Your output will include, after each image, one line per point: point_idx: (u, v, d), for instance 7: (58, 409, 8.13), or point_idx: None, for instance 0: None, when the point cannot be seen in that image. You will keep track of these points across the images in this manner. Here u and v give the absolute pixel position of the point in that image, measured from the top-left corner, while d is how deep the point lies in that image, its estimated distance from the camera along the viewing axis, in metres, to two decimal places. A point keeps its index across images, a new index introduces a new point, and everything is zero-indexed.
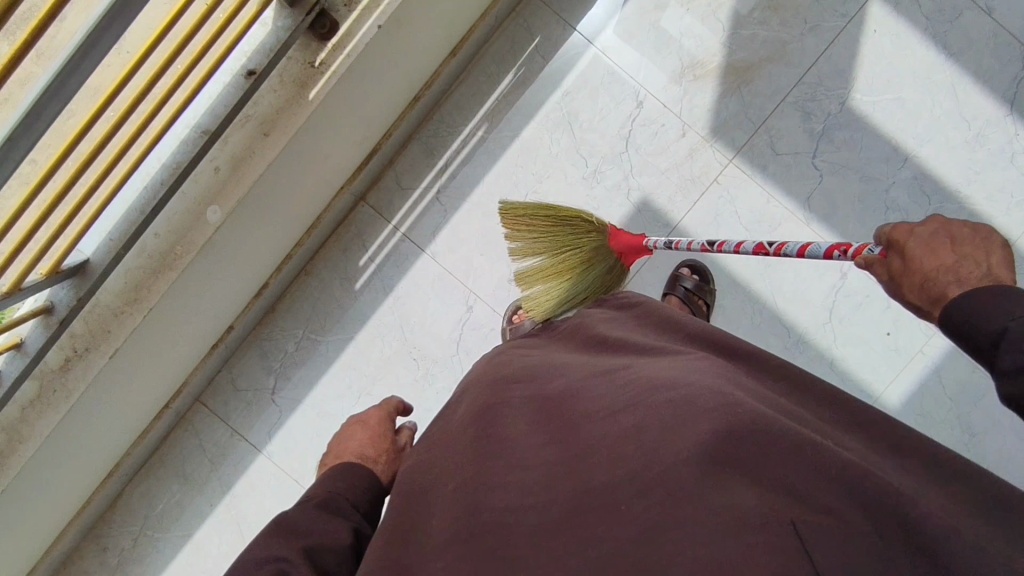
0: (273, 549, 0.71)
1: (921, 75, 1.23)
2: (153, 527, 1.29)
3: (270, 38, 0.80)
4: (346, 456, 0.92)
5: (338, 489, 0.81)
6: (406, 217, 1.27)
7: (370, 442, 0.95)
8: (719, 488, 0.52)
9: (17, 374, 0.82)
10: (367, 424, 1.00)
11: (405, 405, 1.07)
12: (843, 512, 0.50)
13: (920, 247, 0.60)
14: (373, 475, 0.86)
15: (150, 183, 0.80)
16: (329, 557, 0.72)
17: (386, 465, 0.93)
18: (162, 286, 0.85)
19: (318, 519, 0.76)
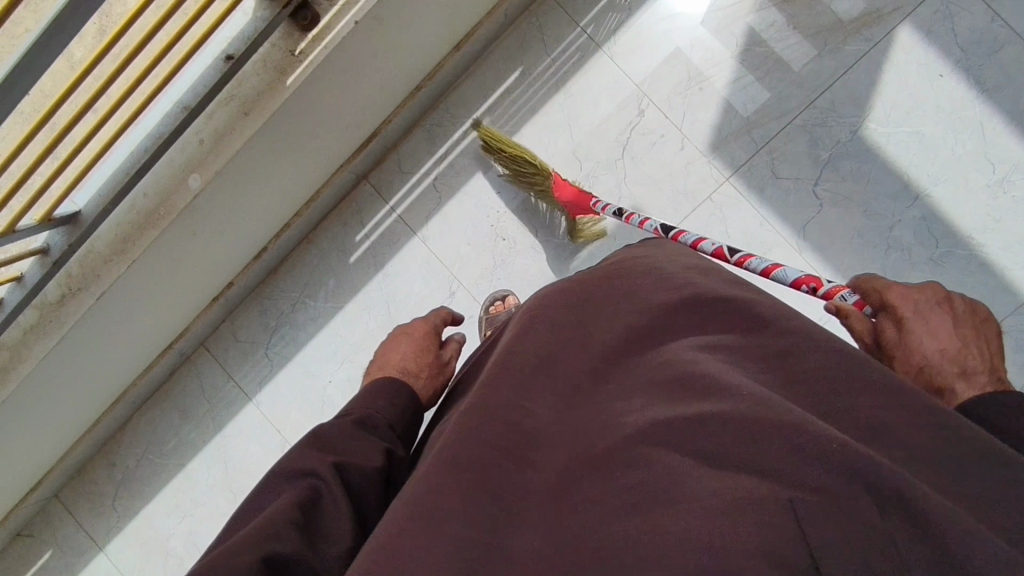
0: (305, 461, 0.70)
1: (946, 109, 1.16)
2: (153, 451, 1.44)
3: (249, 26, 0.86)
4: (388, 368, 0.95)
5: (375, 409, 0.81)
6: (402, 200, 1.33)
7: (413, 356, 0.99)
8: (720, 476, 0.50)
9: (16, 303, 0.95)
10: (411, 336, 1.03)
11: (452, 316, 1.10)
12: (841, 491, 0.46)
13: (918, 323, 0.68)
14: (412, 396, 0.86)
15: (137, 149, 0.89)
16: (356, 474, 0.70)
17: (426, 380, 0.96)
18: (145, 241, 0.95)
19: (350, 437, 0.75)
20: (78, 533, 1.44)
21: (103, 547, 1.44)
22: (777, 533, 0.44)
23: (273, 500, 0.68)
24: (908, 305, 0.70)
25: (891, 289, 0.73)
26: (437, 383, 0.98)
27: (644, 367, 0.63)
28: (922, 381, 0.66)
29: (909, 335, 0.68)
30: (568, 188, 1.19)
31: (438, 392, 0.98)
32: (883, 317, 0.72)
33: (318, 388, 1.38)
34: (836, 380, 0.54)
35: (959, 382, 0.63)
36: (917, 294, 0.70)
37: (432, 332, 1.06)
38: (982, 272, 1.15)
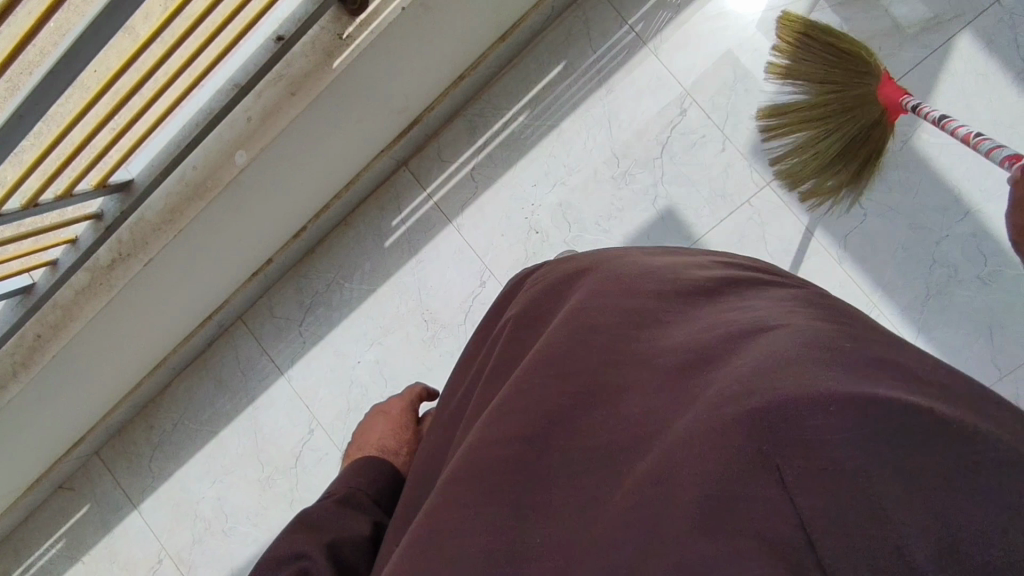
0: (294, 546, 0.70)
1: (1004, 122, 1.12)
2: (188, 418, 1.50)
3: (301, 9, 0.89)
4: (369, 450, 0.96)
5: (357, 485, 0.83)
6: (439, 187, 1.35)
7: (391, 435, 0.99)
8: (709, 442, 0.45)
9: (70, 264, 1.00)
10: (389, 416, 1.05)
11: (427, 390, 1.11)
12: (852, 461, 0.40)
13: None
14: (392, 470, 0.88)
15: (189, 124, 0.92)
16: (348, 547, 0.72)
17: (407, 456, 0.95)
18: (193, 211, 0.99)
19: (337, 516, 0.76)
20: (115, 491, 1.51)
21: (137, 506, 1.50)
22: (773, 509, 0.41)
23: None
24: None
25: None
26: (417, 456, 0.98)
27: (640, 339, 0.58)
28: None
29: None
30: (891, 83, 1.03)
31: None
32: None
33: (348, 367, 1.41)
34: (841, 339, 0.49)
35: None
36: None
37: (410, 408, 1.07)
38: None
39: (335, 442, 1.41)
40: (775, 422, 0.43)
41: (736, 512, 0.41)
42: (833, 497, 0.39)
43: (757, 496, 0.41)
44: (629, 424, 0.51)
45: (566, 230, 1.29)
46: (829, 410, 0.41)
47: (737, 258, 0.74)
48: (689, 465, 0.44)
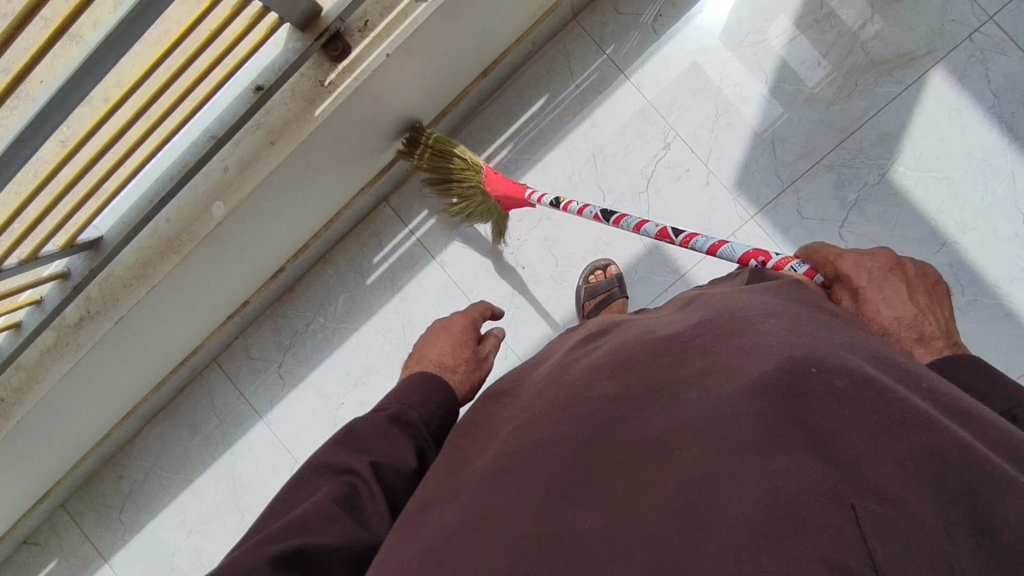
0: (342, 461, 0.69)
1: (977, 156, 1.15)
2: (162, 466, 1.43)
3: (279, 58, 0.85)
4: (426, 360, 0.89)
5: (412, 403, 0.77)
6: (422, 223, 1.32)
7: (451, 350, 0.92)
8: (781, 451, 0.45)
9: (35, 326, 0.95)
10: (450, 331, 0.97)
11: (489, 313, 1.05)
12: (914, 500, 0.41)
13: (877, 296, 0.67)
14: (451, 393, 0.82)
15: (162, 176, 0.88)
16: (394, 474, 0.70)
17: (462, 377, 0.89)
18: (166, 266, 0.94)
19: (387, 435, 0.72)
20: (84, 545, 1.43)
21: (109, 560, 1.43)
22: (836, 531, 0.40)
23: (311, 490, 0.67)
24: (862, 274, 0.69)
25: (846, 262, 0.72)
26: (474, 378, 0.91)
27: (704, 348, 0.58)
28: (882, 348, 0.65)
29: (868, 303, 0.67)
30: (499, 182, 1.17)
31: (474, 392, 0.91)
32: (839, 288, 0.72)
33: (330, 410, 1.37)
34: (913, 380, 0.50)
35: (917, 347, 0.63)
36: (877, 266, 0.69)
37: (470, 328, 1.00)
38: (1009, 321, 1.14)
39: None
40: (847, 440, 0.45)
41: (795, 510, 0.42)
42: (894, 527, 0.40)
43: (819, 503, 0.42)
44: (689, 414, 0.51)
45: (553, 264, 1.28)
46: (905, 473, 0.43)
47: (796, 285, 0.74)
48: (756, 464, 0.44)
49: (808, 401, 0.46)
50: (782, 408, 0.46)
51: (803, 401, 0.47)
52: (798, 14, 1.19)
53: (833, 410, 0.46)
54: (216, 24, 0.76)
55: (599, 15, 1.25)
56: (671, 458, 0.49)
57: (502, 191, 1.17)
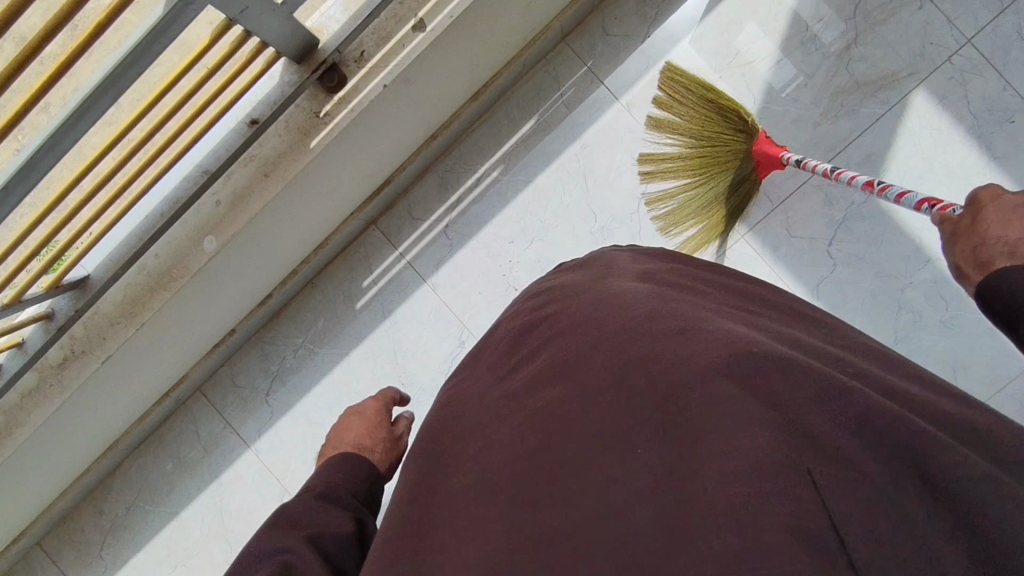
0: (276, 540, 0.68)
1: (958, 176, 1.18)
2: (145, 499, 1.38)
3: (276, 91, 0.82)
4: (343, 444, 0.92)
5: (337, 480, 0.80)
6: (413, 246, 1.30)
7: (367, 431, 0.96)
8: (731, 419, 0.44)
9: (16, 369, 0.91)
10: (363, 414, 1.00)
11: (402, 395, 1.07)
12: (863, 459, 0.41)
13: (997, 215, 0.66)
14: (373, 468, 0.85)
15: (152, 213, 0.84)
16: (332, 542, 0.69)
17: (382, 455, 0.92)
18: (155, 303, 0.91)
19: (316, 510, 0.74)
20: None
21: None
22: (799, 501, 0.40)
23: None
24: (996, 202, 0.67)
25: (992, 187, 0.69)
26: (393, 456, 0.94)
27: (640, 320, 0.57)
28: (977, 261, 0.66)
29: (985, 223, 0.66)
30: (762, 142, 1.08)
31: (395, 468, 0.94)
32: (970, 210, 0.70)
33: (321, 437, 1.34)
34: (839, 355, 0.51)
35: (1003, 257, 0.62)
36: (1017, 196, 0.65)
37: (384, 408, 1.03)
38: (990, 334, 1.17)
39: None
40: (791, 405, 0.44)
41: (756, 488, 0.41)
42: (849, 488, 0.40)
43: (777, 471, 0.41)
44: (638, 399, 0.50)
45: None
46: (852, 429, 0.42)
47: (725, 272, 0.75)
48: (713, 444, 0.44)
49: (750, 370, 0.45)
50: (727, 383, 0.45)
51: (744, 371, 0.46)
52: (784, 36, 1.21)
53: (775, 379, 0.45)
54: (215, 60, 0.74)
55: (588, 36, 1.25)
56: (632, 450, 0.49)
57: (762, 153, 1.08)
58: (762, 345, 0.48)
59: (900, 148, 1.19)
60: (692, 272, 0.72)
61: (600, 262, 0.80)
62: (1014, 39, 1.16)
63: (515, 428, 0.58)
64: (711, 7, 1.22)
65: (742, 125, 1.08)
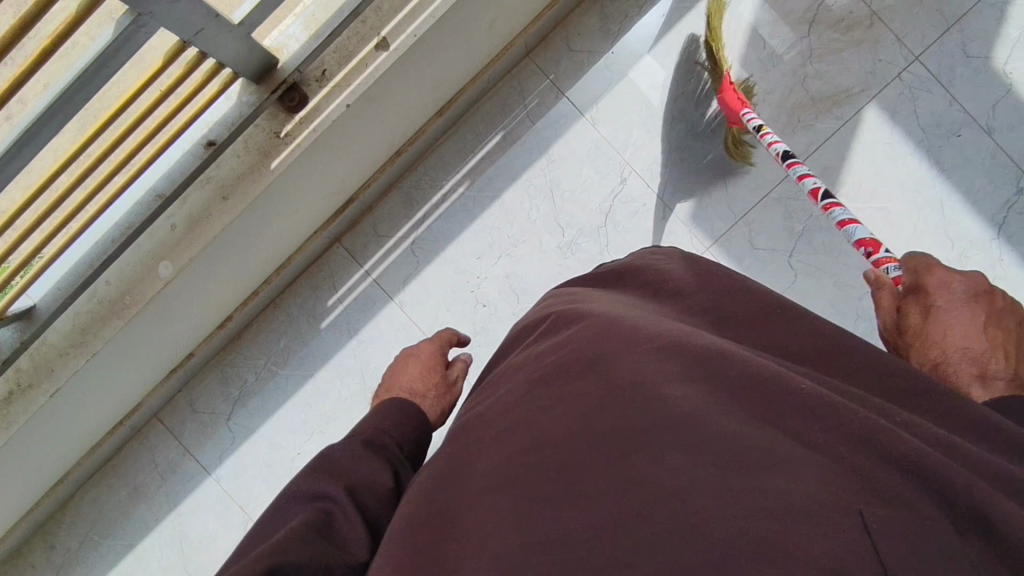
0: (318, 487, 0.67)
1: (910, 188, 1.22)
2: (100, 533, 1.32)
3: (233, 112, 0.80)
4: (396, 388, 0.90)
5: (383, 427, 0.76)
6: (378, 264, 1.28)
7: (420, 377, 0.92)
8: (781, 470, 0.46)
9: None
10: (419, 358, 0.96)
11: (461, 337, 1.01)
12: (914, 502, 0.43)
13: (949, 316, 0.64)
14: (422, 417, 0.81)
15: (103, 239, 0.81)
16: (371, 498, 0.67)
17: (433, 402, 0.89)
18: (108, 331, 0.87)
19: (362, 456, 0.71)
20: None
21: None
22: (848, 540, 0.41)
23: (286, 520, 0.64)
24: (944, 294, 0.65)
25: (929, 269, 0.68)
26: (445, 404, 0.91)
27: (688, 355, 0.58)
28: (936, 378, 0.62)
29: (939, 323, 0.64)
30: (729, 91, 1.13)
31: (448, 416, 0.91)
32: (909, 303, 0.68)
33: (286, 461, 1.30)
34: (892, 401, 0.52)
35: (975, 385, 0.59)
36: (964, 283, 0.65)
37: (439, 354, 0.98)
38: None
39: None
40: (831, 448, 0.47)
41: (799, 523, 0.42)
42: (898, 530, 0.41)
43: (824, 517, 0.42)
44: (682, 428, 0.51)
45: (514, 301, 1.26)
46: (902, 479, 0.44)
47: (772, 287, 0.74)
48: (755, 480, 0.46)
49: (792, 421, 0.49)
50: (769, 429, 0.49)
51: (787, 422, 0.49)
52: (744, 53, 1.23)
53: (817, 427, 0.48)
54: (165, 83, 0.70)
55: (551, 52, 1.25)
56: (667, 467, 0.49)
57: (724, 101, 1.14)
58: (807, 388, 0.51)
59: (855, 162, 1.22)
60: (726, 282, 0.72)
61: (642, 269, 0.80)
62: (958, 56, 1.21)
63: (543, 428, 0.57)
64: (671, 24, 1.24)
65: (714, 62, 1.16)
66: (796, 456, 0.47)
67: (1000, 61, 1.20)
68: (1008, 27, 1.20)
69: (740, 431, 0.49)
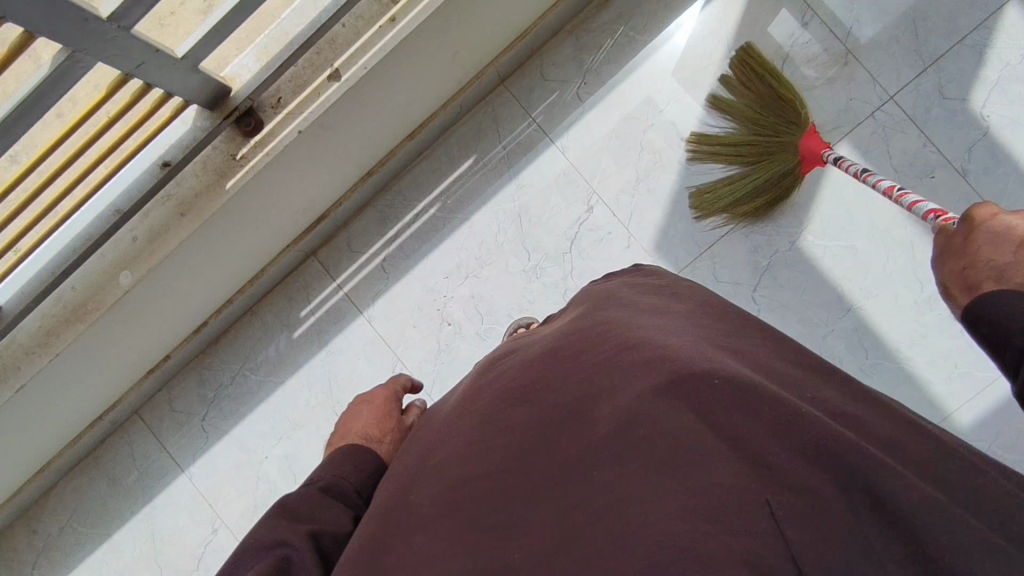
0: (275, 534, 0.66)
1: (879, 228, 1.21)
2: (78, 522, 1.38)
3: (189, 135, 0.85)
4: (350, 437, 0.90)
5: (343, 473, 0.78)
6: (350, 278, 1.32)
7: (376, 423, 0.94)
8: (702, 459, 0.49)
9: None
10: (373, 405, 0.98)
11: (413, 383, 1.05)
12: (814, 485, 0.47)
13: (990, 236, 0.67)
14: (379, 464, 0.83)
15: (64, 249, 0.87)
16: (332, 541, 0.67)
17: (391, 445, 0.90)
18: (69, 334, 0.93)
19: (320, 505, 0.72)
20: None
21: None
22: (762, 534, 0.45)
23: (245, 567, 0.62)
24: (989, 224, 0.68)
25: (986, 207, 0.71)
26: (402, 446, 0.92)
27: (618, 350, 0.61)
28: (964, 283, 0.67)
29: (976, 246, 0.68)
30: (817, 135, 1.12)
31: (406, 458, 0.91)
32: (964, 233, 0.71)
33: (254, 463, 1.34)
34: (797, 385, 0.56)
35: (988, 281, 0.63)
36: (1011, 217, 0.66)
37: (393, 399, 1.01)
38: (909, 383, 1.19)
39: None
40: (741, 434, 0.50)
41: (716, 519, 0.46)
42: (801, 515, 0.46)
43: (739, 509, 0.46)
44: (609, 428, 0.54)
45: (479, 320, 1.28)
46: (802, 460, 0.48)
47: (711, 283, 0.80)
48: (679, 481, 0.49)
49: (708, 406, 0.51)
50: (687, 416, 0.52)
51: (704, 409, 0.51)
52: (715, 87, 1.24)
53: (733, 413, 0.51)
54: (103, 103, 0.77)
55: (526, 80, 1.28)
56: (599, 479, 0.52)
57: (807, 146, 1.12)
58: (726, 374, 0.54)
59: (821, 202, 1.22)
60: (663, 290, 0.77)
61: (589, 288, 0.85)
62: (934, 98, 1.20)
63: (490, 438, 0.61)
64: (643, 57, 1.26)
65: (792, 117, 1.13)
66: (713, 448, 0.49)
67: (978, 104, 1.19)
68: (986, 69, 1.19)
69: (660, 424, 0.52)
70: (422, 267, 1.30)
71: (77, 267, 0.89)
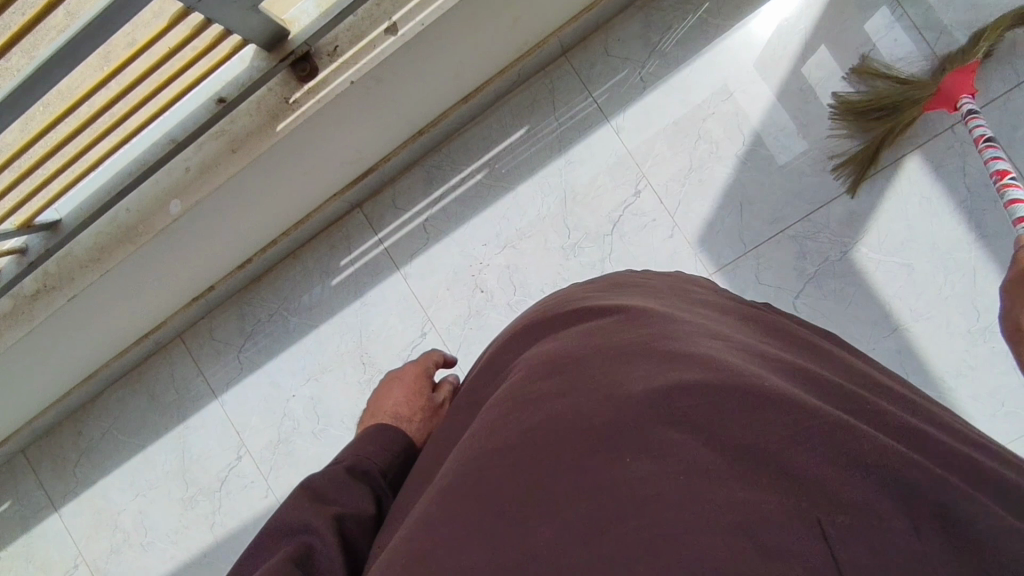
0: (300, 516, 0.63)
1: (941, 248, 1.14)
2: (118, 430, 1.48)
3: (245, 73, 0.87)
4: (380, 416, 0.87)
5: (367, 455, 0.75)
6: (391, 234, 1.34)
7: (405, 401, 0.90)
8: (740, 469, 0.43)
9: (11, 276, 0.99)
10: (403, 381, 0.95)
11: (444, 359, 1.02)
12: (870, 503, 0.40)
13: None
14: (406, 443, 0.79)
15: (121, 171, 0.92)
16: (354, 523, 0.64)
17: (421, 423, 0.86)
18: (119, 254, 0.98)
19: (343, 486, 0.69)
20: (38, 491, 1.50)
21: (58, 508, 1.49)
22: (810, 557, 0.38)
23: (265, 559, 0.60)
24: None
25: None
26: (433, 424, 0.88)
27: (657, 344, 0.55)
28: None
29: None
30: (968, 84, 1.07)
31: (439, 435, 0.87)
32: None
33: (281, 400, 1.40)
34: (853, 396, 0.49)
35: None
36: None
37: (424, 373, 0.97)
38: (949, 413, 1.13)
39: (261, 474, 1.39)
40: (789, 442, 0.43)
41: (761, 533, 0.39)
42: (857, 538, 0.39)
43: (782, 526, 0.40)
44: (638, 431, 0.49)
45: (511, 292, 1.28)
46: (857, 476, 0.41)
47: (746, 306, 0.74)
48: (714, 485, 0.42)
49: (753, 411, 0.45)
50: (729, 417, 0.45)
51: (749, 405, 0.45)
52: (785, 80, 1.19)
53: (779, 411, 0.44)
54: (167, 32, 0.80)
55: (588, 54, 1.26)
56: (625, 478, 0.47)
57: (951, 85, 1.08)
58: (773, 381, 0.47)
59: (879, 217, 1.16)
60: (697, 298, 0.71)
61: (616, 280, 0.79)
62: None
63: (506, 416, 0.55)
64: (713, 42, 1.21)
65: None
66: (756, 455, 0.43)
67: None
68: None
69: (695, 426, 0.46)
70: (460, 233, 1.31)
71: (131, 190, 0.94)
